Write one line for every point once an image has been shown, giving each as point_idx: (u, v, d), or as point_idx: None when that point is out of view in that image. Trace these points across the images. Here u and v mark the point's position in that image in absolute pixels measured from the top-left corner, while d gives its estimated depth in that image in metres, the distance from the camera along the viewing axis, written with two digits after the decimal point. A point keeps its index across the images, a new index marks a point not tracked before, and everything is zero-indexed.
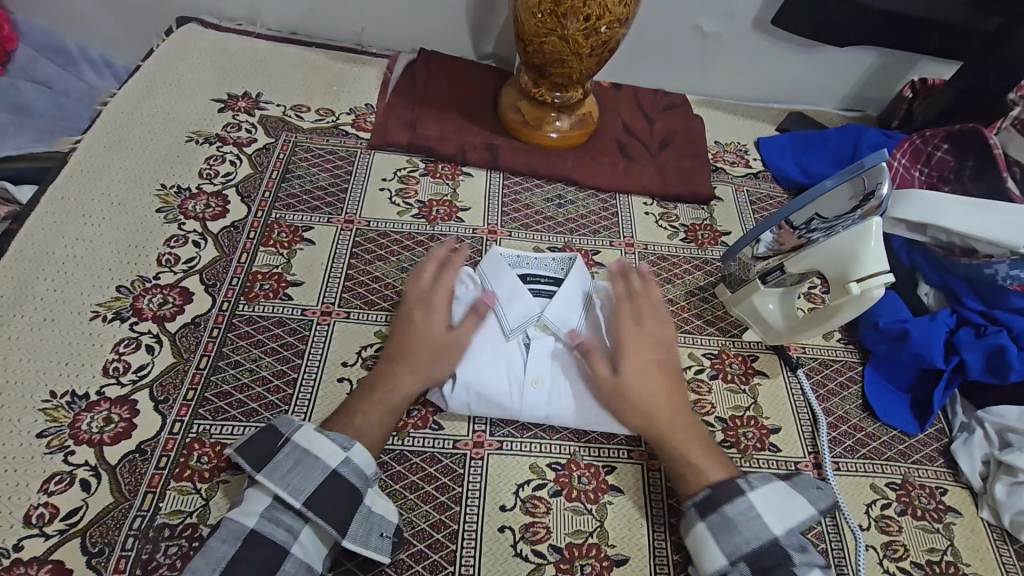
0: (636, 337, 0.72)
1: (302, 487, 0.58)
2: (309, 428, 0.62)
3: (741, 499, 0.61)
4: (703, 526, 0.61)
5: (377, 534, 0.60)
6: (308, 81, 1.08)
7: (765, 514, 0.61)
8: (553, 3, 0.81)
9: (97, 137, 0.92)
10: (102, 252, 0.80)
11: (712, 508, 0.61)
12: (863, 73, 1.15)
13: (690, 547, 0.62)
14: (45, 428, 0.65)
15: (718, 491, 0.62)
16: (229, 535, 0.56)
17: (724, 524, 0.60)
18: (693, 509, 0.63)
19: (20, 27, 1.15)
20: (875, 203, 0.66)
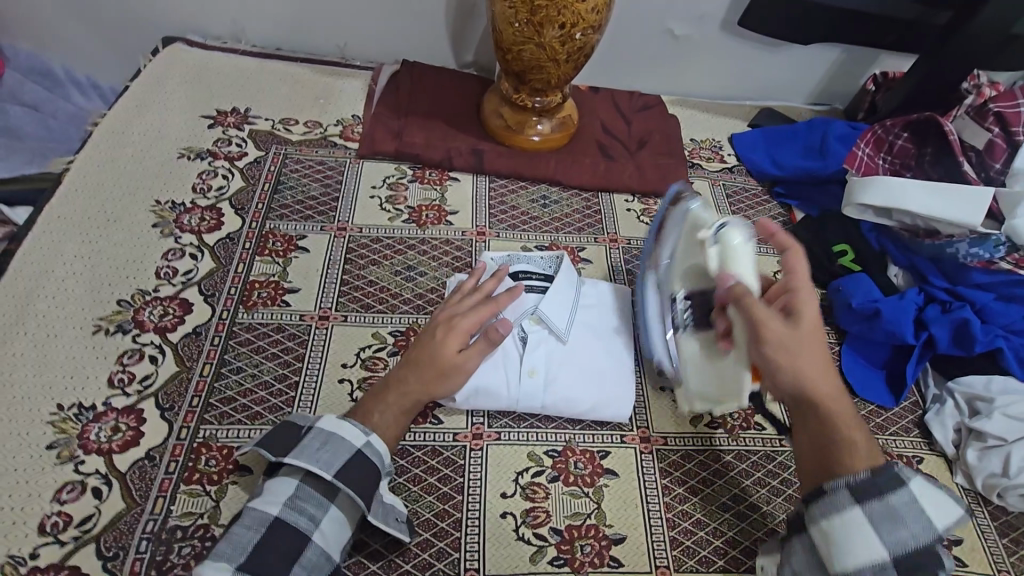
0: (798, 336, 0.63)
1: (333, 461, 0.61)
2: (331, 416, 0.65)
3: (904, 491, 0.57)
4: (861, 513, 0.56)
5: (394, 518, 0.63)
6: (295, 95, 1.10)
7: (926, 505, 0.57)
8: (529, 12, 0.85)
9: (90, 157, 0.94)
10: (101, 268, 0.82)
11: (878, 496, 0.57)
12: (827, 69, 1.20)
13: (824, 533, 0.57)
14: (54, 440, 0.67)
15: (884, 478, 0.57)
16: (255, 522, 0.58)
17: (888, 517, 0.56)
18: (846, 491, 0.58)
19: (5, 52, 1.16)
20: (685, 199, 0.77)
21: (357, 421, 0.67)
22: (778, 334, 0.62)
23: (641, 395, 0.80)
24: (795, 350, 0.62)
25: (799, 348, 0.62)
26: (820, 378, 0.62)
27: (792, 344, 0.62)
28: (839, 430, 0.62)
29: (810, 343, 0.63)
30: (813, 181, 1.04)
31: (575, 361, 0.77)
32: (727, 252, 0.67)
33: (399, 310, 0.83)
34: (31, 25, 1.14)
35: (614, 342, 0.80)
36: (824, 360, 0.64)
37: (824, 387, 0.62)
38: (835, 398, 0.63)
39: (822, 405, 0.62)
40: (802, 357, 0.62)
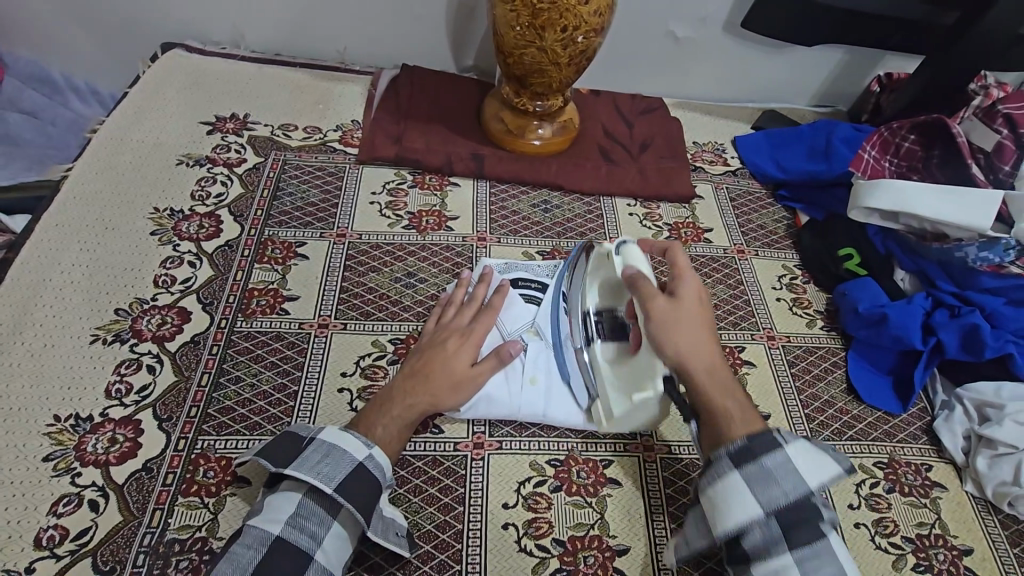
0: (682, 315, 0.65)
1: (334, 475, 0.60)
2: (332, 427, 0.64)
3: (779, 452, 0.56)
4: (738, 476, 0.57)
5: (394, 533, 0.63)
6: (294, 100, 1.10)
7: (801, 465, 0.56)
8: (530, 16, 0.85)
9: (89, 164, 0.94)
10: (98, 277, 0.81)
11: (750, 459, 0.57)
12: (831, 71, 1.19)
13: (711, 499, 0.58)
14: (51, 452, 0.66)
15: (759, 440, 0.58)
16: (256, 541, 0.57)
17: (762, 477, 0.56)
18: (726, 457, 0.58)
19: (4, 60, 1.16)
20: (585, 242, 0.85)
21: (360, 433, 0.66)
22: (666, 315, 0.65)
23: None
24: (680, 328, 0.65)
25: (682, 326, 0.65)
26: (693, 354, 0.64)
27: (677, 322, 0.65)
28: (718, 400, 0.63)
29: (691, 317, 0.66)
30: (817, 184, 1.02)
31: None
32: (627, 257, 0.72)
33: (401, 318, 0.82)
34: (30, 32, 1.14)
35: None
36: (706, 339, 0.66)
37: (697, 363, 0.64)
38: (716, 371, 0.64)
39: (706, 377, 0.64)
40: (685, 335, 0.65)
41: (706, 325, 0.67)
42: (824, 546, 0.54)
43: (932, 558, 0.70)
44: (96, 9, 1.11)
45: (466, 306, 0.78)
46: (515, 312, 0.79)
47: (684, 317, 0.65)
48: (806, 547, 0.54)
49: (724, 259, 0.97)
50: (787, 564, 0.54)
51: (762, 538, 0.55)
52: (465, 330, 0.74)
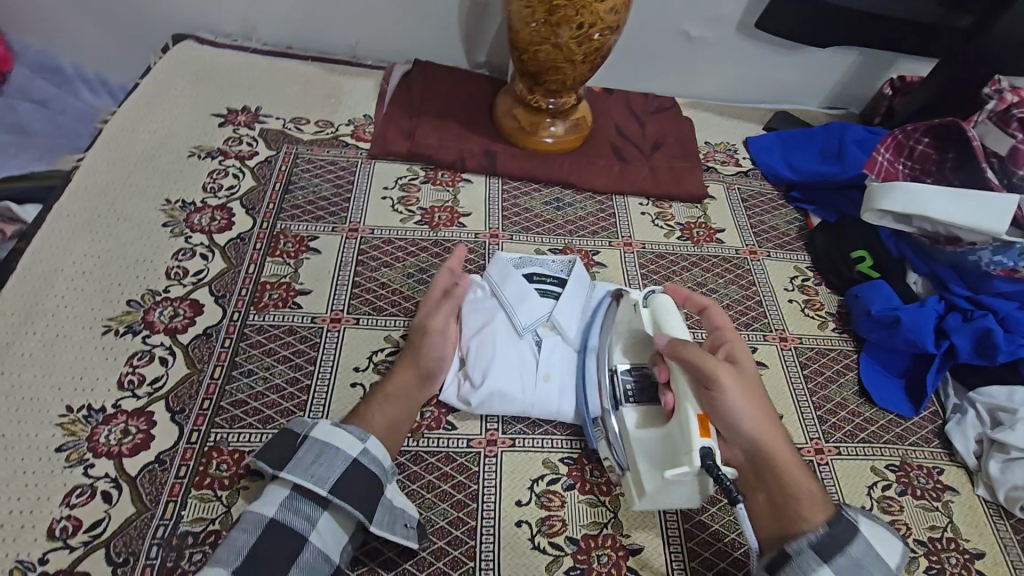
0: (745, 386, 0.65)
1: (328, 475, 0.61)
2: (326, 424, 0.64)
3: (860, 539, 0.59)
4: (829, 572, 0.57)
5: (403, 524, 0.62)
6: (306, 94, 1.09)
7: (877, 547, 0.60)
8: (546, 12, 0.84)
9: (100, 154, 0.93)
10: (110, 268, 0.80)
11: (841, 551, 0.57)
12: (844, 73, 1.19)
13: None
14: (63, 442, 0.66)
15: (841, 529, 0.59)
16: (251, 525, 0.58)
17: (853, 568, 0.57)
18: (812, 550, 0.58)
19: (14, 48, 1.15)
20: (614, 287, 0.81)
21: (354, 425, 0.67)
22: (733, 384, 0.63)
23: None
24: (745, 400, 0.63)
25: (746, 396, 0.64)
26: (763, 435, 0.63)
27: (741, 395, 0.63)
28: (790, 474, 0.63)
29: (752, 390, 0.65)
30: (830, 185, 1.02)
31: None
32: (659, 311, 0.72)
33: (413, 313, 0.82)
34: (41, 21, 1.13)
35: None
36: (763, 407, 0.65)
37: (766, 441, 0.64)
38: (781, 446, 0.64)
39: (773, 451, 0.64)
40: (748, 406, 0.64)
41: (760, 393, 0.66)
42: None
43: (944, 562, 0.70)
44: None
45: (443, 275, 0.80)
46: (527, 304, 0.77)
47: (748, 391, 0.65)
48: None
49: (736, 259, 0.97)
50: None
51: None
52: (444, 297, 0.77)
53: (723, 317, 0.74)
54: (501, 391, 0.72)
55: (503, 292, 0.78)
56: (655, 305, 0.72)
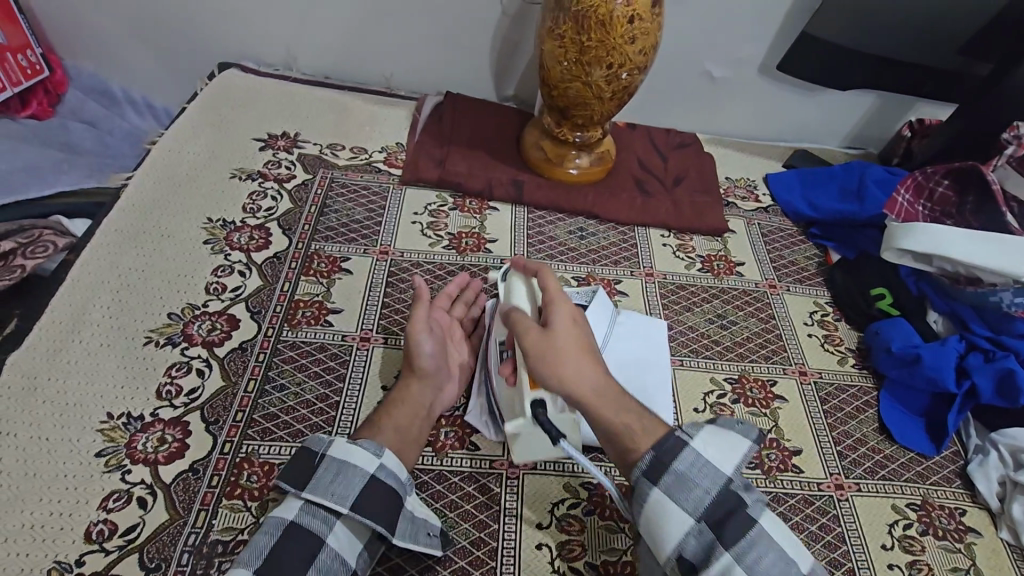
0: (563, 347, 0.63)
1: (347, 493, 0.62)
2: (342, 442, 0.65)
3: (686, 450, 0.59)
4: (661, 491, 0.58)
5: (426, 533, 0.64)
6: (342, 121, 1.14)
7: (712, 454, 0.59)
8: (578, 52, 0.88)
9: (147, 173, 0.98)
10: (153, 281, 0.84)
11: (666, 468, 0.58)
12: (863, 115, 1.22)
13: (649, 527, 0.58)
14: (103, 448, 0.68)
15: (666, 449, 0.59)
16: (271, 527, 0.60)
17: (678, 484, 0.57)
18: (643, 477, 0.59)
19: (70, 72, 1.23)
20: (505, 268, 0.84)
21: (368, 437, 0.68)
22: (539, 347, 0.64)
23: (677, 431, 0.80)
24: (557, 359, 0.63)
25: (561, 353, 0.63)
26: (589, 395, 0.62)
27: (554, 357, 0.63)
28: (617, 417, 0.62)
29: (568, 349, 0.64)
30: (849, 223, 1.04)
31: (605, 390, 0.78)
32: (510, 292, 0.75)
33: None
34: (97, 48, 1.20)
35: (650, 369, 0.81)
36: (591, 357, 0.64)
37: (592, 397, 0.62)
38: (608, 397, 0.63)
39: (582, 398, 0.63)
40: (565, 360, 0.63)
41: (583, 340, 0.65)
42: (759, 532, 0.54)
43: None
44: (161, 29, 1.17)
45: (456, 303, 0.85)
46: None
47: (558, 352, 0.63)
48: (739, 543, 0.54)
49: (756, 293, 0.98)
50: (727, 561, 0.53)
51: (703, 543, 0.55)
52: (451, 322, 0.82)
53: (551, 278, 0.70)
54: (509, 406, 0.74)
55: None
56: (507, 285, 0.76)
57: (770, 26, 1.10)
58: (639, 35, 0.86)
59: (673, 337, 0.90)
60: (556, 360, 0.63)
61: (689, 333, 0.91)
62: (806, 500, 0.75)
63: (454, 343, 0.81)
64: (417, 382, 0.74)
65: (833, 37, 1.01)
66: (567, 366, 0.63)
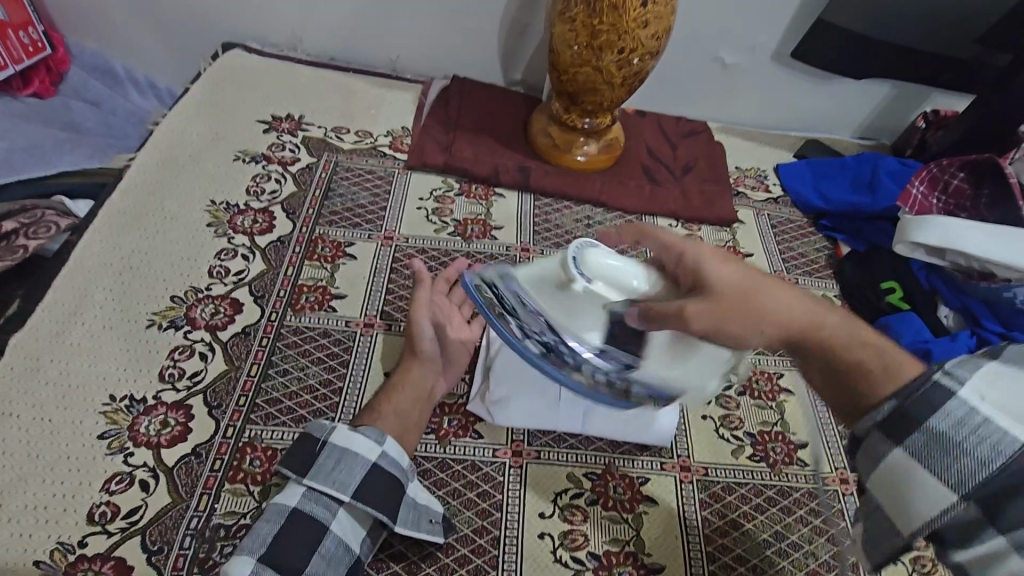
0: (732, 307, 0.54)
1: (349, 481, 0.62)
2: (342, 429, 0.65)
3: (956, 404, 0.46)
4: (902, 450, 0.47)
5: (428, 519, 0.64)
6: (346, 104, 1.13)
7: (1020, 409, 0.44)
8: (589, 36, 0.86)
9: (150, 154, 0.97)
10: (156, 263, 0.83)
11: (916, 423, 0.47)
12: (876, 105, 1.20)
13: (881, 483, 0.48)
14: (105, 430, 0.68)
15: (914, 395, 0.47)
16: (274, 515, 0.60)
17: (936, 445, 0.45)
18: (877, 430, 0.49)
19: (72, 50, 1.21)
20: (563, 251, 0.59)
21: (370, 427, 0.67)
22: (710, 318, 0.54)
23: (682, 423, 0.79)
24: (744, 317, 0.54)
25: (744, 304, 0.54)
26: (803, 332, 0.54)
27: (731, 318, 0.54)
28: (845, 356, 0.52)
29: (744, 305, 0.54)
30: (860, 215, 1.03)
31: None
32: (593, 272, 0.57)
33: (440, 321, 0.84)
34: (99, 26, 1.18)
35: None
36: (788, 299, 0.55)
37: (819, 333, 0.54)
38: (826, 332, 0.54)
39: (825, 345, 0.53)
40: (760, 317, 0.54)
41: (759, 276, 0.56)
42: None
43: None
44: (164, 7, 1.15)
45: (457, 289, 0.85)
46: None
47: (739, 309, 0.54)
48: (1022, 528, 0.40)
49: None
50: (1003, 544, 0.41)
51: (964, 517, 0.43)
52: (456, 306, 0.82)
53: (664, 234, 0.61)
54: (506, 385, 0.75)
55: None
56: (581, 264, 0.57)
57: (785, 12, 1.07)
58: (651, 19, 0.84)
59: None
60: (738, 320, 0.54)
61: None
62: (810, 494, 0.75)
63: (453, 328, 0.80)
64: (418, 367, 0.74)
65: (849, 25, 0.99)
66: (745, 319, 0.54)
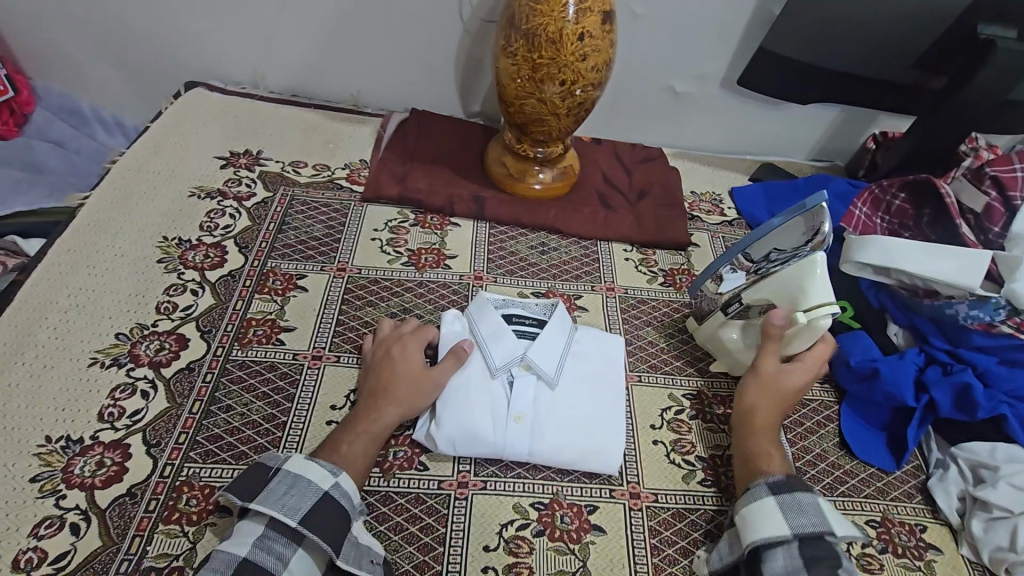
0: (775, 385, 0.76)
1: (298, 507, 0.61)
2: (298, 457, 0.65)
3: (811, 492, 0.66)
4: (773, 500, 0.65)
5: (369, 560, 0.63)
6: (306, 139, 1.14)
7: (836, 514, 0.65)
8: (531, 69, 0.89)
9: (105, 193, 0.97)
10: (104, 301, 0.83)
11: (788, 490, 0.65)
12: (827, 128, 1.23)
13: (742, 519, 0.65)
14: (38, 472, 0.67)
15: (797, 480, 0.67)
16: (222, 564, 0.57)
17: (794, 505, 0.64)
18: (766, 484, 0.67)
19: (37, 92, 1.23)
20: (820, 303, 0.74)
21: (326, 460, 0.67)
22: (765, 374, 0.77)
23: (632, 448, 0.79)
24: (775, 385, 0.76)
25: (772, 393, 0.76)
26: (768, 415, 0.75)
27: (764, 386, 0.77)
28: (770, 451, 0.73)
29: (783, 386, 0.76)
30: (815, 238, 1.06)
31: (559, 409, 0.76)
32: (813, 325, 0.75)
33: None
34: (63, 68, 1.20)
35: (604, 389, 0.80)
36: (778, 412, 0.76)
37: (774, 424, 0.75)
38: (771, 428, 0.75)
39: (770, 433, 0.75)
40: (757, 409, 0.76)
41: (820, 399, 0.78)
42: None
43: None
44: (126, 49, 1.17)
45: (404, 325, 0.82)
46: (504, 344, 0.78)
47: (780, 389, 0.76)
48: None
49: None
50: None
51: (789, 565, 0.61)
52: (408, 336, 0.79)
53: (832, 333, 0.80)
54: (454, 420, 0.73)
55: (480, 329, 0.80)
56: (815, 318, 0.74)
57: (729, 42, 1.11)
58: (590, 52, 0.87)
59: (631, 352, 0.89)
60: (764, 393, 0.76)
61: (649, 348, 0.90)
62: None
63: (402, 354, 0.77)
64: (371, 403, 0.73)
65: (788, 52, 1.01)
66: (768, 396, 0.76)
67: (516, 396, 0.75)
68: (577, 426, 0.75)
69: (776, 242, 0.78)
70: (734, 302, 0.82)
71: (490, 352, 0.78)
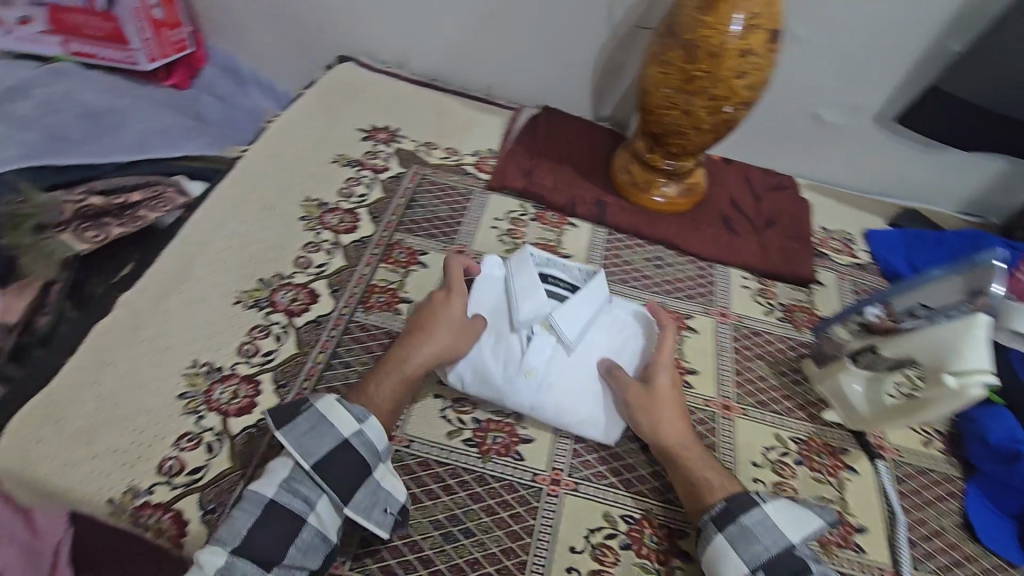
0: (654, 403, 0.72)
1: (317, 449, 0.63)
2: (327, 399, 0.66)
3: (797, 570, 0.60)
4: None
5: (382, 509, 0.64)
6: (440, 122, 1.19)
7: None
8: (683, 80, 0.87)
9: (261, 150, 1.06)
10: (251, 248, 0.91)
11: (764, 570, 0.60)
12: (987, 180, 1.13)
13: None
14: (184, 391, 0.74)
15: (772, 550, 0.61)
16: (251, 504, 0.60)
17: None
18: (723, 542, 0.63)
19: (211, 51, 1.35)
20: (975, 367, 0.66)
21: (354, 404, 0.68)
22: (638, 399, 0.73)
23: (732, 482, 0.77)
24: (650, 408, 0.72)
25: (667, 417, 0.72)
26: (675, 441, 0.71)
27: (651, 410, 0.72)
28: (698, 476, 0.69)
29: (668, 406, 0.73)
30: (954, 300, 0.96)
31: (574, 374, 0.76)
32: (960, 390, 0.66)
33: None
34: (236, 31, 1.32)
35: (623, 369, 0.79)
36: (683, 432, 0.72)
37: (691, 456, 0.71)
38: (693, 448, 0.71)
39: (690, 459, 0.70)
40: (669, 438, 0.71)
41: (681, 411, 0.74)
42: None
43: None
44: (293, 20, 1.27)
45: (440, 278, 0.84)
46: (534, 301, 0.76)
47: (665, 406, 0.72)
48: None
49: None
50: None
51: None
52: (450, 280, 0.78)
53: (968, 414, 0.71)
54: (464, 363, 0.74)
55: (516, 282, 0.78)
56: (963, 385, 0.66)
57: (893, 74, 1.04)
58: (749, 70, 0.85)
59: (739, 382, 0.86)
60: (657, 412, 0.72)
61: (759, 382, 0.86)
62: None
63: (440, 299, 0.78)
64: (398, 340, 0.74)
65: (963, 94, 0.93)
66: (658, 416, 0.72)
67: (533, 359, 0.74)
68: (587, 396, 0.75)
69: (924, 296, 0.74)
70: (864, 351, 0.78)
71: (517, 306, 0.76)
